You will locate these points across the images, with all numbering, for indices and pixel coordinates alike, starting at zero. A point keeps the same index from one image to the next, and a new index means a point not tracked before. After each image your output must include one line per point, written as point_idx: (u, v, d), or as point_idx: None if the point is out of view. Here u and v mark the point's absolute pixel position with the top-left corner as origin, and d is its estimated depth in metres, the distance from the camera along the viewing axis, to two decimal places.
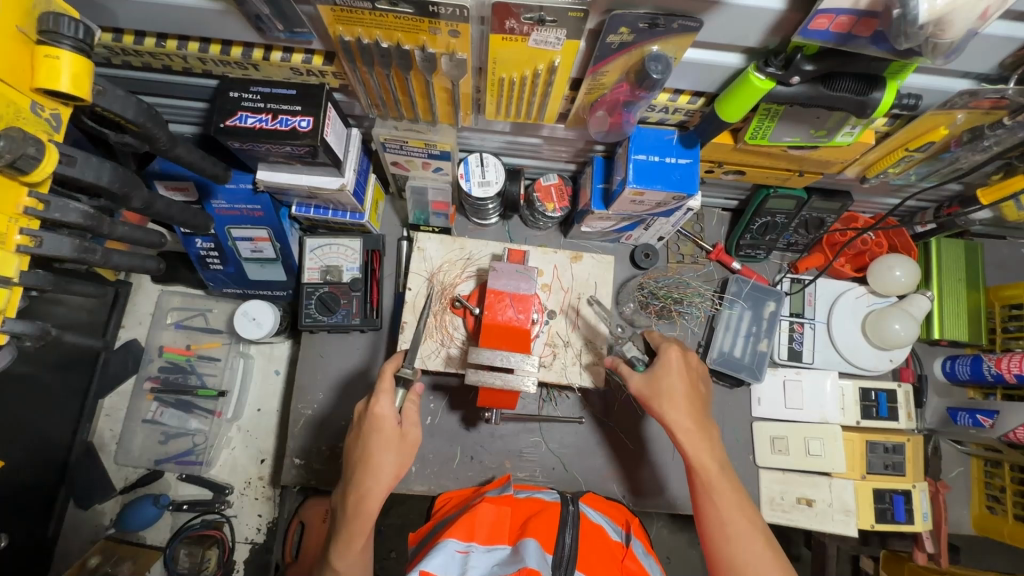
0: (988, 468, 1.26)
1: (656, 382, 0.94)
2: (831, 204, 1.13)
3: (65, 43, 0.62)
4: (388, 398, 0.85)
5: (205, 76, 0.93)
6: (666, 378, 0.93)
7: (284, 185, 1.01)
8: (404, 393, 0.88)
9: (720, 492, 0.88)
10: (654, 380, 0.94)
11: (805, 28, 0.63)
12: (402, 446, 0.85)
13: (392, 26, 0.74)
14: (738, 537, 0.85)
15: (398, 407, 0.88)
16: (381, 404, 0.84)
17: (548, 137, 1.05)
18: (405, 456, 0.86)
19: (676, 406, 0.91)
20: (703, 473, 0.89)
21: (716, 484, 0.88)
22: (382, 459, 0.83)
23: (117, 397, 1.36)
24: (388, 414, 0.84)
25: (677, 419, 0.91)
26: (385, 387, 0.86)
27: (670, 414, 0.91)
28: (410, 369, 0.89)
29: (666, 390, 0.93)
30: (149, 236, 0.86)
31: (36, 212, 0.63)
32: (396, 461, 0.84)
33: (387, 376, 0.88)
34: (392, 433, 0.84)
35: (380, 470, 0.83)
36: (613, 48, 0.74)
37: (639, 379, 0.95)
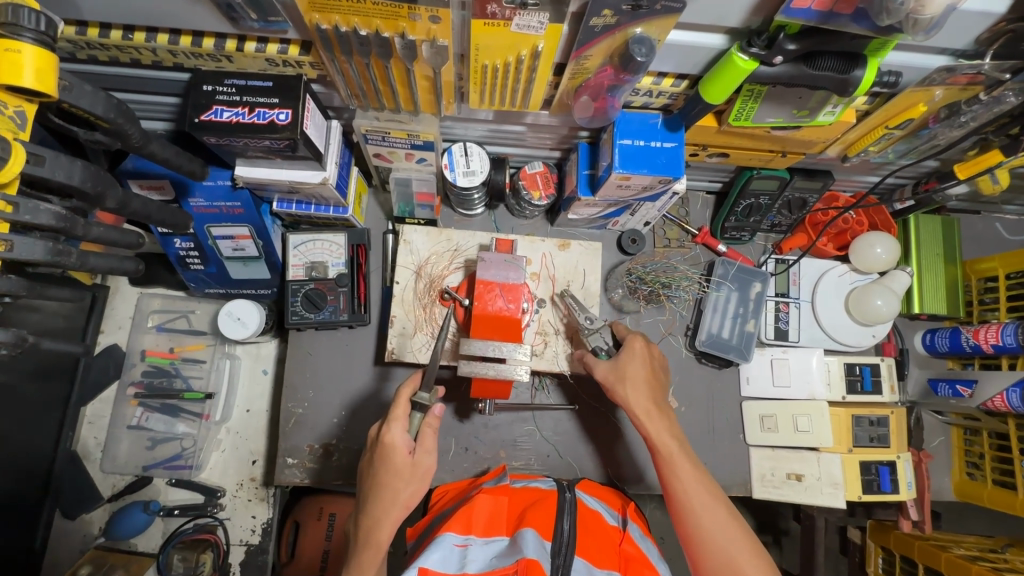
0: (968, 436, 1.30)
1: (617, 369, 0.98)
2: (813, 183, 1.14)
3: (26, 36, 0.59)
4: (400, 426, 0.83)
5: (177, 69, 0.90)
6: (629, 363, 0.98)
7: (264, 181, 0.98)
8: (419, 419, 0.85)
9: (680, 466, 0.91)
10: (619, 365, 0.98)
11: (787, 7, 0.64)
12: (414, 477, 0.83)
13: (371, 12, 0.72)
14: (703, 509, 0.87)
15: (413, 435, 0.85)
16: (392, 435, 0.82)
17: (532, 124, 1.04)
18: (417, 487, 0.84)
19: (637, 393, 0.96)
20: (664, 450, 0.92)
21: (675, 461, 0.91)
22: (393, 491, 0.82)
23: (100, 404, 1.32)
24: (400, 444, 0.82)
25: (634, 400, 0.96)
26: (398, 415, 0.84)
27: (631, 397, 0.96)
28: (427, 394, 0.86)
29: (626, 375, 0.97)
30: (126, 237, 0.84)
31: (4, 214, 0.60)
32: (409, 490, 0.83)
33: (402, 401, 0.85)
34: (404, 467, 0.82)
35: (392, 498, 0.82)
36: (597, 32, 0.73)
37: (605, 366, 0.98)
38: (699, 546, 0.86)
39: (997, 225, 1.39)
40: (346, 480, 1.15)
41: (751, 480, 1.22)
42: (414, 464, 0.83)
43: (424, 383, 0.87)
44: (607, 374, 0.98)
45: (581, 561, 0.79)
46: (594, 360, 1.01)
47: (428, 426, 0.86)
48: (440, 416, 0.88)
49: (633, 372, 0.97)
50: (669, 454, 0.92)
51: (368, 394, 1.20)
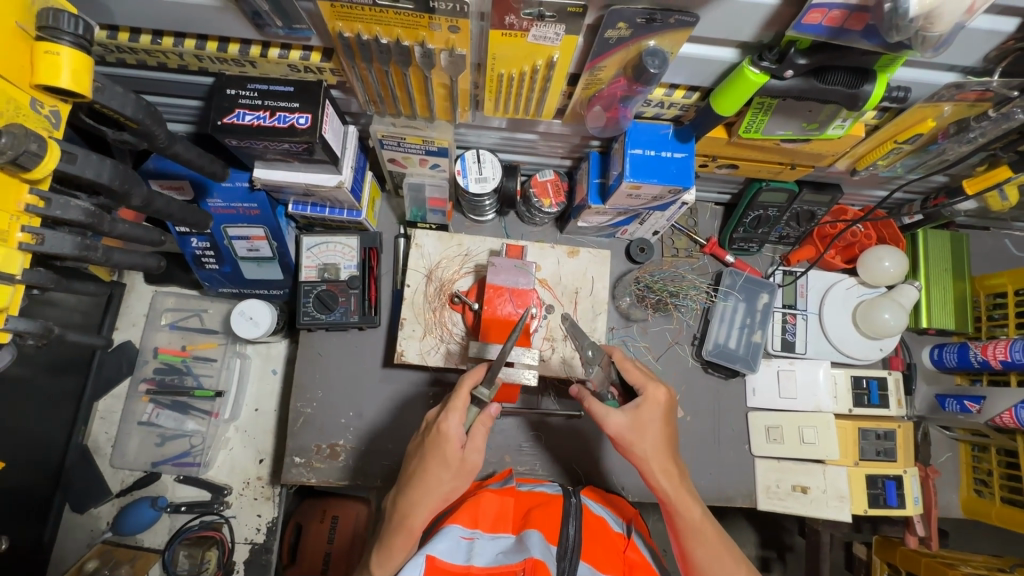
0: (976, 453, 1.29)
1: (632, 427, 0.87)
2: (821, 196, 1.16)
3: (65, 39, 0.61)
4: (457, 416, 0.82)
5: (201, 73, 0.93)
6: (648, 416, 0.88)
7: (281, 183, 1.01)
8: (474, 413, 0.84)
9: (697, 535, 0.85)
10: (639, 421, 0.87)
11: (799, 23, 0.65)
12: (459, 471, 0.82)
13: (392, 21, 0.74)
14: None
15: (467, 428, 0.84)
16: (450, 424, 0.81)
17: (544, 133, 1.06)
18: (460, 484, 0.82)
19: (658, 455, 0.87)
20: (685, 519, 0.86)
21: (697, 530, 0.85)
22: (438, 482, 0.81)
23: (112, 399, 1.34)
24: (453, 435, 0.81)
25: (649, 457, 0.87)
26: (457, 403, 0.83)
27: (649, 457, 0.87)
28: (487, 390, 0.84)
29: (643, 433, 0.87)
30: (149, 234, 0.86)
31: (37, 209, 0.63)
32: (451, 485, 0.82)
33: (462, 393, 0.84)
34: (455, 460, 0.81)
35: (433, 487, 0.81)
36: (611, 44, 0.75)
37: (618, 419, 0.87)
38: None
39: (1006, 241, 1.39)
40: (353, 480, 1.16)
41: (756, 491, 1.21)
42: (462, 459, 0.82)
43: (487, 379, 0.86)
44: (621, 431, 0.87)
45: (585, 566, 0.80)
46: (604, 411, 0.89)
47: (481, 423, 0.84)
48: (496, 417, 0.85)
49: (649, 432, 0.87)
50: (686, 523, 0.85)
51: (375, 396, 1.21)
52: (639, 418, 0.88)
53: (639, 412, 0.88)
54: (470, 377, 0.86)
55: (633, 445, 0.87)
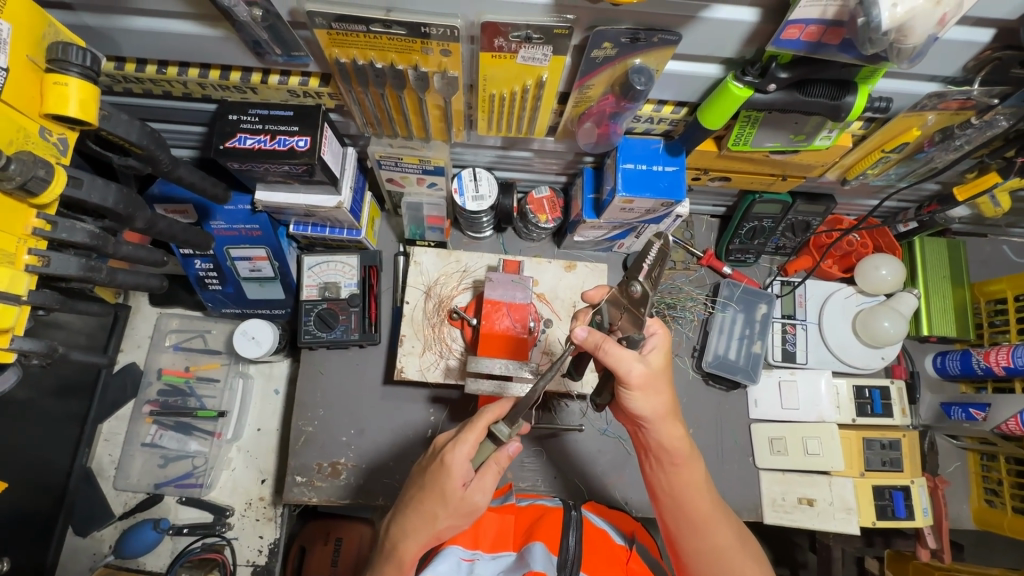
0: (985, 461, 1.27)
1: (651, 375, 0.75)
2: (815, 207, 1.17)
3: (73, 70, 0.64)
4: (464, 449, 0.77)
5: (204, 100, 0.96)
6: (659, 364, 0.77)
7: (282, 204, 1.03)
8: (489, 450, 0.79)
9: (695, 488, 0.80)
10: (652, 370, 0.75)
11: (777, 38, 0.66)
12: (456, 510, 0.77)
13: (386, 47, 0.77)
14: (726, 550, 0.79)
15: (475, 464, 0.79)
16: (458, 458, 0.76)
17: (539, 150, 1.08)
18: (458, 522, 0.78)
19: (670, 413, 0.78)
20: (684, 473, 0.81)
21: (695, 484, 0.80)
22: (434, 517, 0.77)
23: (116, 421, 1.35)
24: (456, 470, 0.76)
25: (656, 409, 0.77)
26: (470, 436, 0.78)
27: (659, 412, 0.77)
28: (506, 429, 0.77)
29: (661, 383, 0.77)
30: (152, 255, 0.88)
31: (44, 232, 0.65)
32: (447, 523, 0.77)
33: (479, 426, 0.78)
34: (453, 499, 0.76)
35: (427, 521, 0.77)
36: (598, 63, 0.77)
37: (643, 368, 0.74)
38: None
39: (1005, 248, 1.39)
40: (354, 499, 1.16)
41: (762, 505, 1.20)
42: (463, 498, 0.76)
43: (510, 416, 0.78)
44: (641, 379, 0.74)
45: None
46: (624, 361, 0.73)
47: (495, 462, 0.79)
48: (513, 456, 0.79)
49: (663, 384, 0.77)
50: (683, 476, 0.81)
51: (376, 414, 1.22)
52: (656, 367, 0.76)
53: (654, 358, 0.77)
54: (491, 412, 0.79)
55: (648, 398, 0.76)
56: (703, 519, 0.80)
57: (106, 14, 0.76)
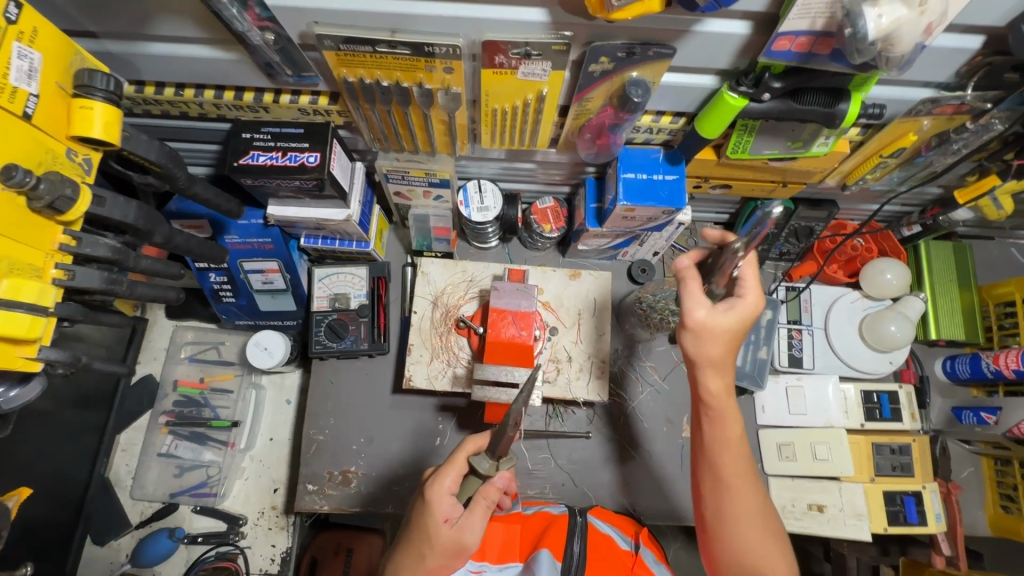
0: (999, 467, 1.26)
1: (711, 322, 0.78)
2: (817, 212, 1.19)
3: (98, 95, 0.68)
4: (444, 485, 0.79)
5: (219, 120, 1.01)
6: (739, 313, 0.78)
7: (293, 218, 1.06)
8: (474, 484, 0.79)
9: (732, 446, 0.82)
10: (713, 316, 0.78)
11: (769, 50, 0.68)
12: (444, 548, 0.77)
13: (392, 66, 0.80)
14: (740, 515, 0.81)
15: (462, 498, 0.79)
16: (439, 494, 0.78)
17: (542, 161, 1.11)
18: (449, 561, 0.78)
19: (720, 365, 0.80)
20: (721, 430, 0.82)
21: (729, 440, 0.82)
22: (422, 557, 0.77)
23: (133, 432, 1.39)
24: (438, 508, 0.77)
25: (709, 358, 0.80)
26: (449, 471, 0.79)
27: (715, 361, 0.80)
28: (486, 463, 0.76)
29: (718, 332, 0.78)
30: (170, 268, 0.92)
31: (69, 248, 0.69)
32: (436, 562, 0.77)
33: (458, 461, 0.80)
34: (439, 537, 0.77)
35: (416, 561, 0.78)
36: (596, 76, 0.80)
37: (705, 312, 0.78)
38: (714, 539, 0.83)
39: (1012, 250, 1.38)
40: (364, 507, 1.17)
41: (772, 511, 1.19)
42: (451, 535, 0.77)
43: (490, 448, 0.77)
44: (693, 321, 0.78)
45: None
46: (688, 298, 0.79)
47: (482, 495, 0.79)
48: (502, 487, 0.79)
49: (723, 339, 0.79)
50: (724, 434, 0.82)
51: (386, 423, 1.24)
52: (721, 321, 0.78)
53: (733, 313, 0.78)
54: (472, 446, 0.82)
55: (698, 341, 0.79)
56: (729, 478, 0.81)
57: (128, 41, 0.81)
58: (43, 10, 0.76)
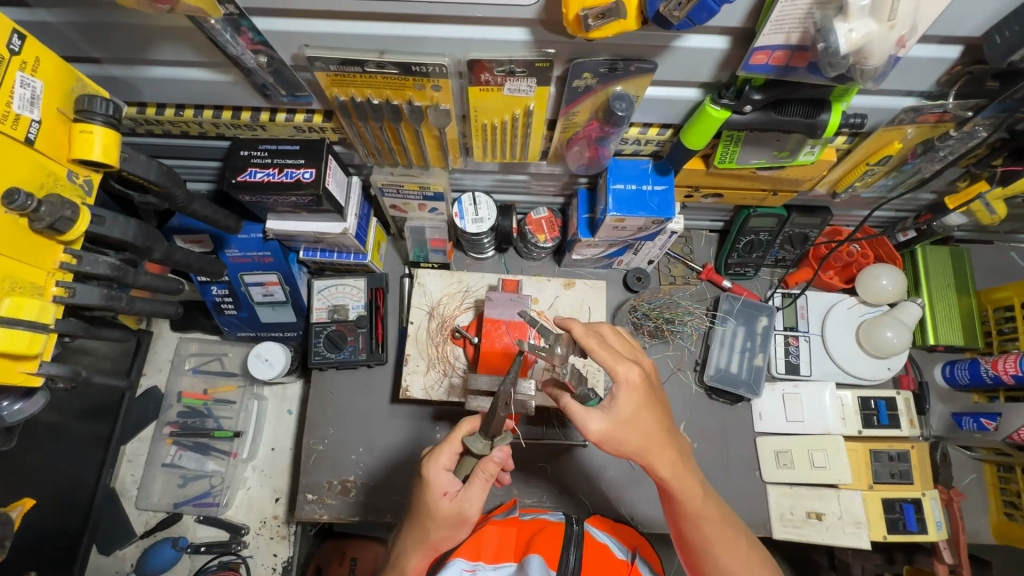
0: (1002, 473, 1.24)
1: (613, 429, 0.76)
2: (810, 219, 1.18)
3: (97, 119, 0.71)
4: (441, 463, 0.82)
5: (219, 138, 1.03)
6: (628, 409, 0.77)
7: (291, 232, 1.09)
8: (470, 462, 0.82)
9: (704, 515, 0.81)
10: (617, 415, 0.76)
11: (746, 64, 0.70)
12: (448, 521, 0.81)
13: (381, 85, 0.82)
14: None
15: (461, 475, 0.83)
16: (436, 470, 0.82)
17: (535, 173, 1.13)
18: (452, 533, 0.82)
19: (655, 445, 0.78)
20: (687, 506, 0.81)
21: (700, 516, 0.81)
22: (425, 530, 0.81)
23: (138, 442, 1.41)
24: (437, 483, 0.81)
25: (642, 444, 0.77)
26: (445, 448, 0.83)
27: (646, 448, 0.78)
28: (480, 443, 0.81)
29: (628, 429, 0.77)
30: (169, 283, 0.94)
31: (70, 266, 0.71)
32: (438, 534, 0.81)
33: (454, 440, 0.83)
34: (439, 510, 0.80)
35: (421, 536, 0.82)
36: (581, 91, 0.81)
37: (600, 424, 0.76)
38: None
39: (1012, 254, 1.37)
40: (363, 516, 1.19)
41: (770, 519, 1.18)
42: (452, 509, 0.80)
43: (483, 429, 0.82)
44: (602, 434, 0.76)
45: None
46: (582, 413, 0.77)
47: (481, 474, 0.81)
48: (502, 464, 0.80)
49: (641, 420, 0.77)
50: (692, 504, 0.81)
51: (384, 432, 1.25)
52: (625, 414, 0.76)
53: (618, 409, 0.77)
54: (467, 426, 0.84)
55: (620, 443, 0.77)
56: (714, 540, 0.82)
57: (129, 65, 0.84)
58: (48, 37, 0.79)
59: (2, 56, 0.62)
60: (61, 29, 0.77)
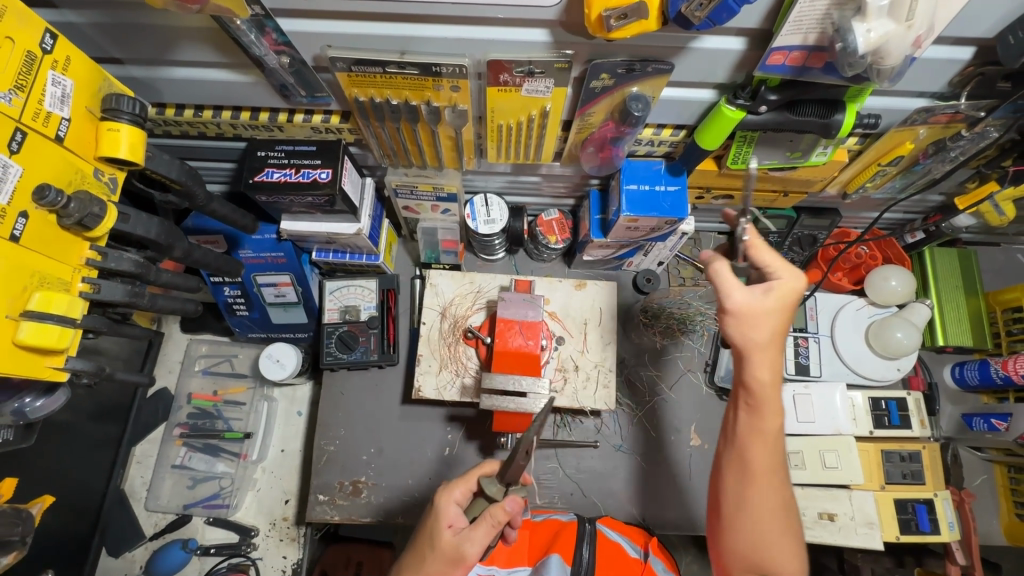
0: (1012, 474, 1.25)
1: (750, 308, 0.77)
2: (821, 221, 1.21)
3: (124, 118, 0.71)
4: (452, 498, 0.83)
5: (235, 139, 1.04)
6: (770, 309, 0.77)
7: (306, 233, 1.09)
8: (481, 505, 0.81)
9: (759, 441, 0.80)
10: (773, 312, 0.77)
11: (763, 64, 0.71)
12: (444, 557, 0.77)
13: (401, 85, 0.83)
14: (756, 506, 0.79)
15: (471, 517, 0.81)
16: (446, 502, 0.82)
17: (547, 174, 1.14)
18: (448, 573, 0.77)
19: (771, 350, 0.78)
20: (752, 414, 0.80)
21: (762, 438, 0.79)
22: (422, 561, 0.79)
23: (148, 444, 1.41)
24: (445, 513, 0.81)
25: (764, 344, 0.77)
26: (459, 483, 0.84)
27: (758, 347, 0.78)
28: (494, 485, 0.81)
29: (765, 321, 0.77)
30: (187, 282, 0.95)
31: (95, 262, 0.72)
32: (434, 571, 0.77)
33: (469, 479, 0.85)
34: (440, 542, 0.78)
35: (418, 570, 0.79)
36: (598, 92, 0.83)
37: (743, 297, 0.77)
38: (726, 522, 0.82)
39: (1019, 256, 1.38)
40: (375, 517, 1.18)
41: None
42: (454, 545, 0.78)
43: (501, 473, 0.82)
44: (739, 307, 0.78)
45: None
46: (727, 284, 0.78)
47: (487, 518, 0.77)
48: (511, 513, 0.77)
49: (765, 322, 0.77)
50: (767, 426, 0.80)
51: (396, 433, 1.25)
52: (767, 305, 0.77)
53: (770, 299, 0.77)
54: (486, 468, 0.86)
55: (748, 331, 0.77)
56: (754, 471, 0.80)
57: (151, 66, 0.85)
58: (74, 38, 0.81)
59: (34, 55, 0.63)
60: (87, 29, 0.78)
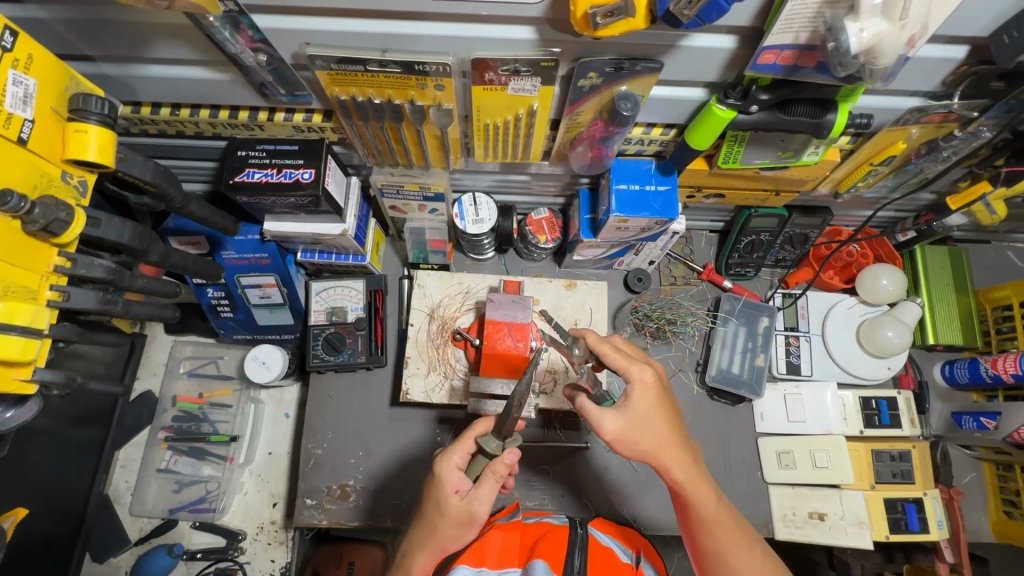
0: (1000, 472, 1.25)
1: (627, 423, 0.78)
2: (812, 220, 1.18)
3: (92, 119, 0.69)
4: (453, 459, 0.82)
5: (215, 138, 1.02)
6: (642, 409, 0.79)
7: (289, 233, 1.07)
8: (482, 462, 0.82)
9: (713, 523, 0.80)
10: (631, 416, 0.78)
11: (754, 64, 0.69)
12: (454, 520, 0.79)
13: (383, 84, 0.80)
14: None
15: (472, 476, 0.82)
16: (446, 467, 0.81)
17: (536, 173, 1.11)
18: (461, 533, 0.80)
19: (666, 446, 0.79)
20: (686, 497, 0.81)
21: (710, 519, 0.80)
22: (435, 528, 0.81)
23: (132, 447, 1.39)
24: (448, 478, 0.80)
25: (646, 449, 0.79)
26: (457, 446, 0.82)
27: (656, 450, 0.79)
28: (494, 441, 0.80)
29: (643, 427, 0.79)
30: (166, 286, 0.92)
31: (64, 269, 0.69)
32: (448, 533, 0.80)
33: (467, 438, 0.83)
34: (450, 509, 0.79)
35: (430, 533, 0.81)
36: (585, 91, 0.80)
37: (614, 423, 0.78)
38: None
39: (1009, 254, 1.38)
40: (363, 521, 1.17)
41: (772, 520, 1.18)
42: (464, 507, 0.79)
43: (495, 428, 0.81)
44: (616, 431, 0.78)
45: None
46: (596, 413, 0.79)
47: (492, 473, 0.79)
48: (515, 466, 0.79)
49: (644, 428, 0.78)
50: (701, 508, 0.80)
51: (384, 435, 1.24)
52: (634, 414, 0.78)
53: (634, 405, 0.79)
54: (480, 426, 0.84)
55: (634, 443, 0.78)
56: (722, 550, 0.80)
57: (124, 63, 0.82)
58: (40, 34, 0.77)
59: None
60: (54, 25, 0.75)
